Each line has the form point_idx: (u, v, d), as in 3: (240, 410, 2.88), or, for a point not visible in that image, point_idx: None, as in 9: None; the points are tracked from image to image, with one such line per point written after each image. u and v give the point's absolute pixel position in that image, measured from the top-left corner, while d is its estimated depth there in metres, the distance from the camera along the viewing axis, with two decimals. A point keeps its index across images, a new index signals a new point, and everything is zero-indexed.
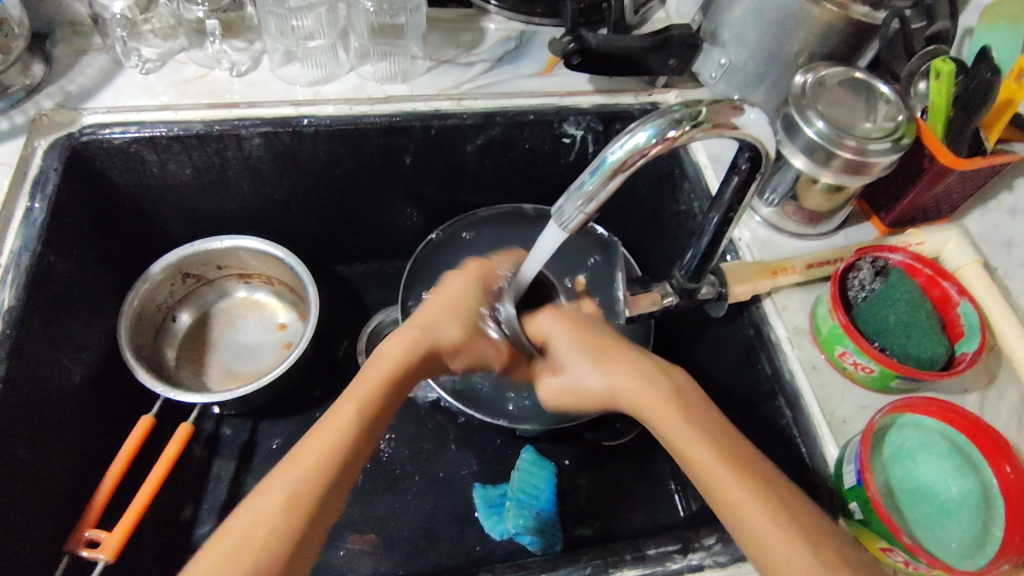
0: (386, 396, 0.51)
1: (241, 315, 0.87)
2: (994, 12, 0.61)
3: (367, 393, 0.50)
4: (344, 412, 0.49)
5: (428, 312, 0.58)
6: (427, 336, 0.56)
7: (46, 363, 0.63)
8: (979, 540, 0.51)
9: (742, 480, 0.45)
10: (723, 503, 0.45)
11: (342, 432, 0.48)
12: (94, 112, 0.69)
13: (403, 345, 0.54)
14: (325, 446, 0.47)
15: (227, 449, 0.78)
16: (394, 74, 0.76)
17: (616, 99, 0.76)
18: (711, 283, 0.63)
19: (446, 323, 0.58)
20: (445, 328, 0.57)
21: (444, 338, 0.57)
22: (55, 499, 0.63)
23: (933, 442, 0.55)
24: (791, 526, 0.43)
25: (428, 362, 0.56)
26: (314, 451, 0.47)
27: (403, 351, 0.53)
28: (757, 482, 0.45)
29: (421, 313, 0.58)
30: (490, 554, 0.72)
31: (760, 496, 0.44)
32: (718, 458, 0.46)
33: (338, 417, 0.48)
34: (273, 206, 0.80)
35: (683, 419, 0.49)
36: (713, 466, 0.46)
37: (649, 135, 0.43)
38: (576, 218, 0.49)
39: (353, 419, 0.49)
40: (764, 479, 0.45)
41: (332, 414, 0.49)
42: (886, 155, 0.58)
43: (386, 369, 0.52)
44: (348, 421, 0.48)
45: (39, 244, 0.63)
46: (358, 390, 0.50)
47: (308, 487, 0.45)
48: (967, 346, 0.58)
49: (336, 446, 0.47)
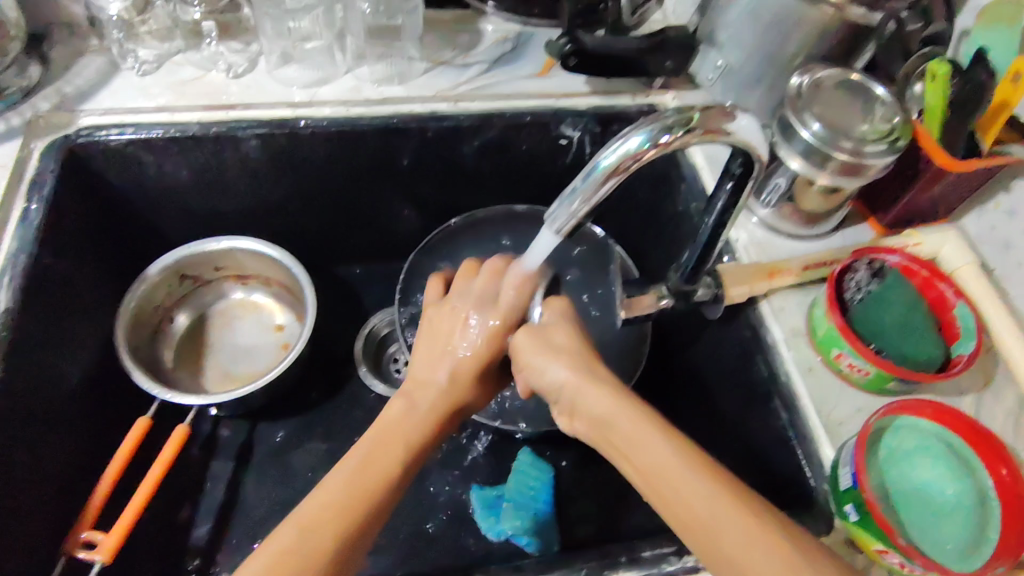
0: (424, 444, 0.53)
1: (238, 317, 0.87)
2: (990, 13, 0.61)
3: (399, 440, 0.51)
4: (388, 452, 0.50)
5: (445, 367, 0.58)
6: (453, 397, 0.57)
7: (43, 365, 0.63)
8: (974, 542, 0.51)
9: (723, 492, 0.43)
10: (702, 519, 0.42)
11: (386, 472, 0.49)
12: (91, 114, 0.69)
13: (435, 398, 0.56)
14: (370, 482, 0.47)
15: (224, 451, 0.78)
16: (391, 76, 0.76)
17: (612, 101, 0.76)
18: (708, 284, 0.62)
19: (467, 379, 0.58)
20: (465, 388, 0.58)
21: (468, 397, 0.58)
22: (51, 500, 0.63)
23: (929, 444, 0.55)
24: (811, 547, 0.40)
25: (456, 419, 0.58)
26: (357, 485, 0.47)
27: (436, 401, 0.56)
28: (745, 496, 0.43)
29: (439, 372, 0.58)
30: (487, 555, 0.72)
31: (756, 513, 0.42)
32: (700, 473, 0.44)
33: (383, 456, 0.49)
34: (270, 208, 0.80)
35: (700, 472, 0.44)
36: (741, 530, 0.41)
37: (642, 140, 0.44)
38: (569, 221, 0.49)
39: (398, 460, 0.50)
40: (752, 499, 0.43)
41: (373, 449, 0.50)
42: (883, 157, 0.58)
43: (425, 417, 0.54)
44: (392, 462, 0.49)
45: (36, 246, 0.63)
46: (395, 432, 0.52)
47: (352, 522, 0.45)
48: (963, 348, 0.58)
49: (380, 484, 0.48)
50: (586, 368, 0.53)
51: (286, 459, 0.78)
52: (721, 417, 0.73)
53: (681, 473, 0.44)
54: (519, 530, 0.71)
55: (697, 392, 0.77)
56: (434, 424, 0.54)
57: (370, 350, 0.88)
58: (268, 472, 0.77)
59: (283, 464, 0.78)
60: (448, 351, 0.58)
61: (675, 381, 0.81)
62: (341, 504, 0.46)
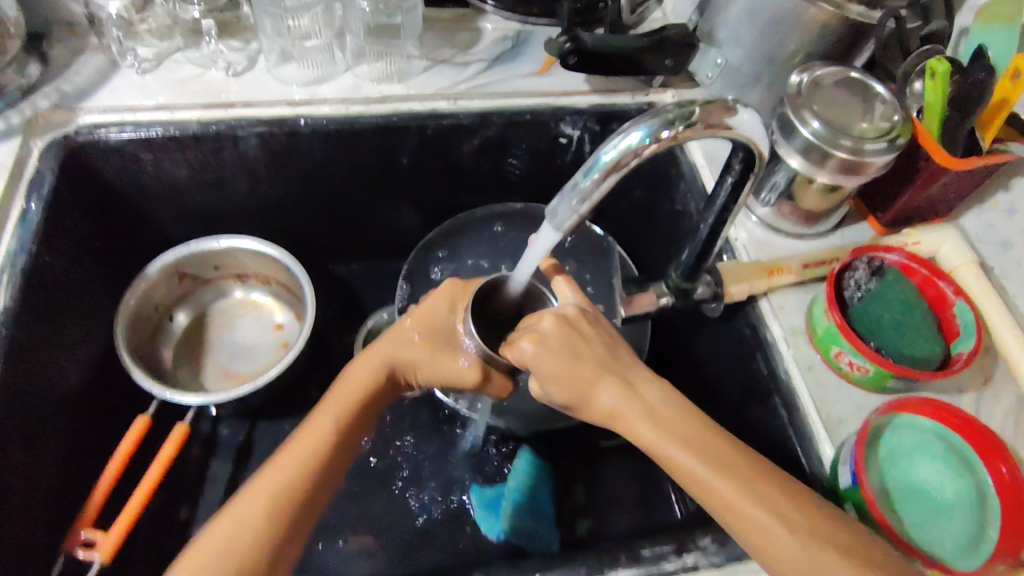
0: (357, 413, 0.55)
1: (237, 315, 0.87)
2: (989, 11, 0.61)
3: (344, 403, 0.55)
4: (319, 424, 0.53)
5: (399, 332, 0.60)
6: (392, 360, 0.58)
7: (42, 363, 0.63)
8: (973, 541, 0.51)
9: (740, 487, 0.45)
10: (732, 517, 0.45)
11: (318, 443, 0.52)
12: (90, 112, 0.69)
13: (374, 360, 0.58)
14: (303, 457, 0.51)
15: (223, 449, 0.78)
16: (391, 74, 0.76)
17: (612, 99, 0.76)
18: (708, 283, 0.63)
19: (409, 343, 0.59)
20: (405, 348, 0.59)
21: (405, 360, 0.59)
22: (51, 500, 0.63)
23: (928, 443, 0.55)
24: (784, 498, 0.45)
25: (392, 384, 0.60)
26: (289, 459, 0.50)
27: (374, 367, 0.58)
28: (723, 458, 0.46)
29: (389, 338, 0.59)
30: (487, 553, 0.72)
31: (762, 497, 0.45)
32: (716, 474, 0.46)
33: (315, 429, 0.53)
34: (270, 206, 0.80)
35: (676, 435, 0.48)
36: (718, 485, 0.45)
37: (643, 135, 0.43)
38: (571, 218, 0.49)
39: (329, 433, 0.53)
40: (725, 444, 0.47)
41: (310, 427, 0.53)
42: (882, 155, 0.58)
43: (358, 387, 0.56)
44: (324, 436, 0.52)
45: (35, 245, 0.63)
46: (327, 406, 0.55)
47: (282, 493, 0.49)
48: (962, 346, 0.58)
49: (310, 455, 0.51)
50: (594, 373, 0.52)
51: None
52: (721, 416, 0.72)
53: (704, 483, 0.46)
54: (521, 528, 0.72)
55: (697, 391, 0.77)
56: (366, 397, 0.56)
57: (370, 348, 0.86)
58: None
59: None
60: (406, 319, 0.60)
61: (675, 379, 0.81)
62: (277, 476, 0.49)
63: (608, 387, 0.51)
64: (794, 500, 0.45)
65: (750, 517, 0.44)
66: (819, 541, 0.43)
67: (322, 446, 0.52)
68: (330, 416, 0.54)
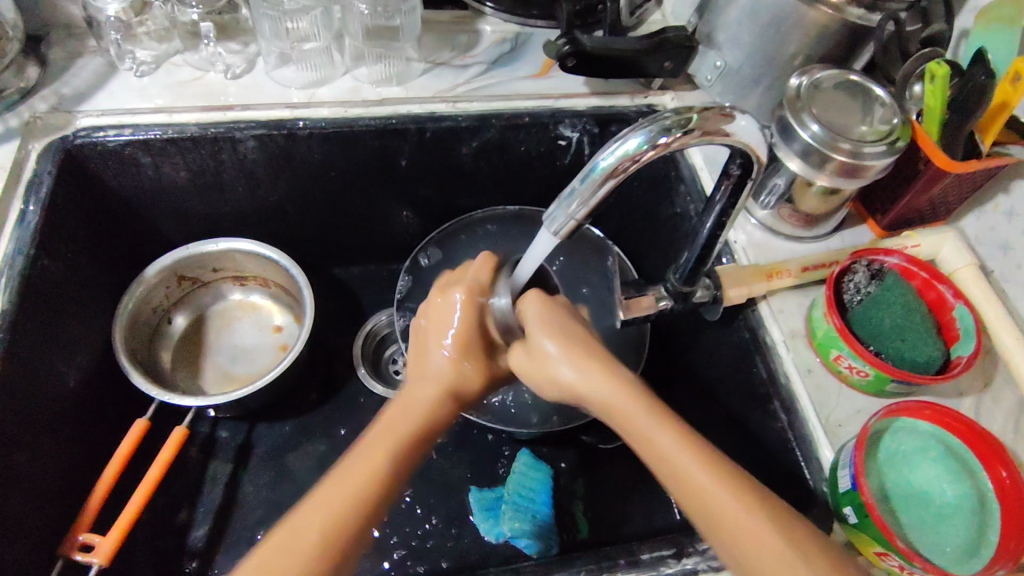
0: (413, 444, 0.49)
1: (237, 318, 0.87)
2: (990, 13, 0.61)
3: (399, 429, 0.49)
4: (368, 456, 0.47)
5: (438, 358, 0.55)
6: (448, 384, 0.54)
7: (39, 366, 0.63)
8: (972, 546, 0.51)
9: (725, 481, 0.42)
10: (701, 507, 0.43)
11: (365, 479, 0.45)
12: (88, 115, 0.69)
13: (426, 391, 0.53)
14: (347, 493, 0.44)
15: (222, 452, 0.78)
16: (389, 77, 0.76)
17: (611, 102, 0.76)
18: (706, 287, 0.63)
19: (460, 365, 0.55)
20: (459, 372, 0.55)
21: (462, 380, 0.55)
22: (49, 502, 0.63)
23: (928, 446, 0.55)
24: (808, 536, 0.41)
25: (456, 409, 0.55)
26: (333, 494, 0.44)
27: (428, 398, 0.52)
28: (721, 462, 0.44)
29: (435, 365, 0.55)
30: (486, 556, 0.72)
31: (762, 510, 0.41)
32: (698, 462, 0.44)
33: (364, 461, 0.46)
34: (269, 209, 0.80)
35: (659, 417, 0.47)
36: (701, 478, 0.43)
37: (640, 141, 0.43)
38: (568, 223, 0.48)
39: (381, 467, 0.46)
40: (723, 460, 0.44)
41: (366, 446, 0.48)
42: (881, 158, 0.58)
43: (411, 418, 0.50)
44: (381, 454, 0.47)
45: (33, 247, 0.62)
46: (376, 436, 0.48)
47: (321, 533, 0.43)
48: (962, 349, 0.58)
49: (356, 492, 0.44)
50: (572, 345, 0.52)
51: (284, 460, 0.78)
52: (720, 418, 0.72)
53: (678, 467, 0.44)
54: (518, 532, 0.71)
55: (696, 394, 0.77)
56: (423, 425, 0.50)
57: (369, 349, 0.88)
58: (266, 474, 0.77)
59: (281, 465, 0.78)
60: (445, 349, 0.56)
61: (674, 382, 0.81)
62: (318, 513, 0.43)
63: (580, 359, 0.51)
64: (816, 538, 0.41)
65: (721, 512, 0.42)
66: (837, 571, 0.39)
67: (371, 481, 0.45)
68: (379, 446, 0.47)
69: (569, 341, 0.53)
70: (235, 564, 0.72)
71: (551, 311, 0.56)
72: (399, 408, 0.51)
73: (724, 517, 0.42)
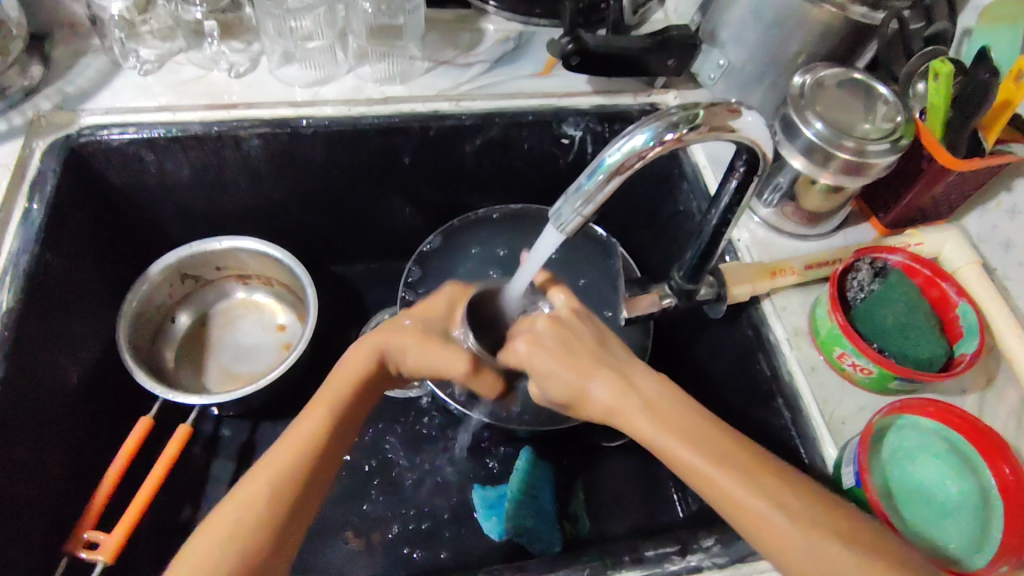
0: (336, 433, 0.51)
1: (239, 316, 0.87)
2: (993, 12, 0.61)
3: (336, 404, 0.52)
4: (282, 457, 0.48)
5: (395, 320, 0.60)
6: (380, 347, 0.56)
7: (44, 364, 0.63)
8: (977, 542, 0.51)
9: (749, 482, 0.43)
10: (722, 500, 0.44)
11: (283, 475, 0.47)
12: (92, 114, 0.69)
13: (359, 352, 0.55)
14: (290, 460, 0.48)
15: (226, 450, 0.78)
16: (393, 75, 0.76)
17: (614, 100, 0.76)
18: (710, 284, 0.63)
19: (404, 331, 0.58)
20: (398, 335, 0.57)
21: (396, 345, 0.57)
22: (54, 500, 0.63)
23: (931, 443, 0.55)
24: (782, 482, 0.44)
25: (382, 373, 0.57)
26: (276, 464, 0.47)
27: (361, 354, 0.55)
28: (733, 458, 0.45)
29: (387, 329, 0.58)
30: (489, 554, 0.72)
31: (763, 490, 0.43)
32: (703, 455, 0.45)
33: (273, 467, 0.47)
34: (272, 207, 0.80)
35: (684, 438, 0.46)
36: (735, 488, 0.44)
37: (646, 138, 0.44)
38: (574, 220, 0.49)
39: (293, 469, 0.47)
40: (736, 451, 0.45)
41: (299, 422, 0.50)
42: (885, 156, 0.58)
43: (324, 414, 0.51)
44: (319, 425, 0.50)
45: (38, 245, 0.63)
46: (289, 439, 0.49)
47: (246, 533, 0.44)
48: (965, 347, 0.58)
49: (276, 492, 0.46)
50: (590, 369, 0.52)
51: None
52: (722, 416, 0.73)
53: (699, 465, 0.45)
54: (523, 529, 0.71)
55: (699, 392, 0.77)
56: (339, 413, 0.52)
57: None
58: None
59: None
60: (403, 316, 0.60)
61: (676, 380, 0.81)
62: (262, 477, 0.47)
63: (598, 382, 0.51)
64: (798, 498, 0.43)
65: (738, 498, 0.43)
66: (818, 534, 0.42)
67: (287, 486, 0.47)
68: (290, 447, 0.48)
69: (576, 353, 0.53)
70: None
71: (560, 335, 0.54)
72: (322, 398, 0.53)
73: (743, 506, 0.43)
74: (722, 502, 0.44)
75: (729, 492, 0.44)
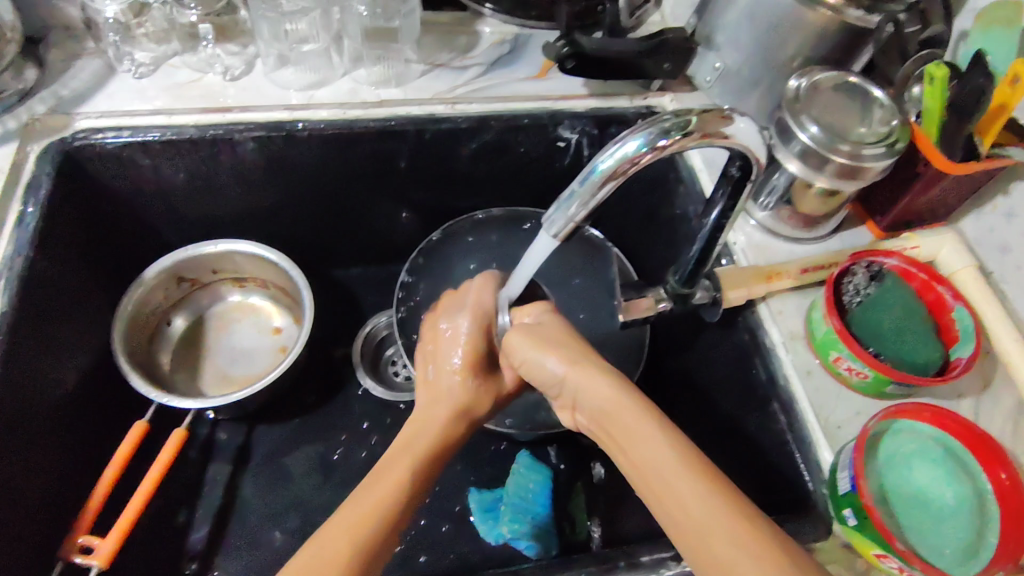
0: (421, 480, 0.50)
1: (236, 319, 0.87)
2: (989, 15, 0.61)
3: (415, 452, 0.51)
4: (364, 502, 0.46)
5: (453, 385, 0.58)
6: (464, 416, 0.57)
7: (38, 370, 0.63)
8: (972, 548, 0.50)
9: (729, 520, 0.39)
10: (663, 487, 0.42)
11: (365, 518, 0.45)
12: (87, 117, 0.69)
13: (438, 421, 0.55)
14: (371, 506, 0.46)
15: (221, 453, 0.78)
16: (388, 78, 0.76)
17: (610, 103, 0.76)
18: (706, 288, 0.63)
19: (478, 392, 0.59)
20: (477, 400, 0.58)
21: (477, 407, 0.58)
22: (48, 506, 0.63)
23: (927, 448, 0.55)
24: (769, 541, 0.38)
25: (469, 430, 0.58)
26: (356, 511, 0.45)
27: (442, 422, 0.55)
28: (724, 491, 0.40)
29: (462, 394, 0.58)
30: (485, 558, 0.72)
31: (721, 488, 0.41)
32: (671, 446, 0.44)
33: (355, 509, 0.46)
34: (267, 211, 0.80)
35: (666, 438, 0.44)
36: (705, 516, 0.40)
37: (639, 144, 0.43)
38: (567, 225, 0.48)
39: (373, 520, 0.45)
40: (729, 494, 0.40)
41: (381, 470, 0.49)
42: (880, 160, 0.58)
43: (405, 467, 0.49)
44: (402, 472, 0.49)
45: (32, 251, 0.62)
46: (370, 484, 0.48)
47: None
48: (961, 351, 0.58)
49: (356, 544, 0.43)
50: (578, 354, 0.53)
51: (283, 462, 0.78)
52: (718, 420, 0.72)
53: (663, 460, 0.43)
54: (518, 533, 0.70)
55: (695, 395, 0.77)
56: (417, 460, 0.50)
57: (369, 350, 0.88)
58: (265, 475, 0.77)
59: (280, 467, 0.78)
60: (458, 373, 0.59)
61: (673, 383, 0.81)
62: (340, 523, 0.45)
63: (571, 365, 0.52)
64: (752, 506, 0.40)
65: (681, 488, 0.41)
66: None
67: (370, 525, 0.45)
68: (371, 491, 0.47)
69: (575, 347, 0.54)
70: (234, 566, 0.71)
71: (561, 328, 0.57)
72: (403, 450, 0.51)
73: (698, 513, 0.40)
74: (665, 490, 0.42)
75: (674, 481, 0.42)
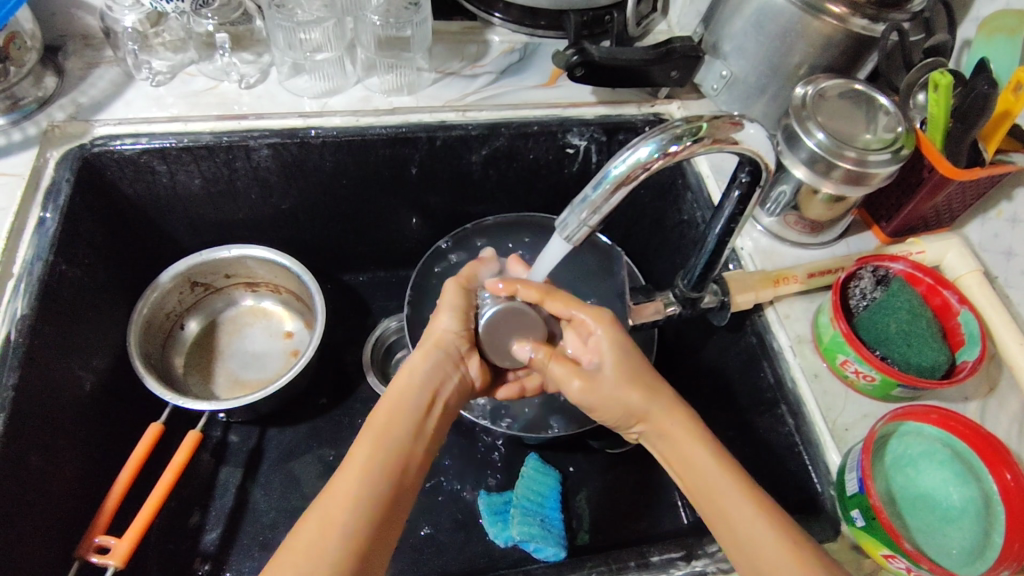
0: (393, 441, 0.52)
1: (247, 323, 0.88)
2: (990, 24, 0.62)
3: (381, 425, 0.52)
4: (347, 477, 0.49)
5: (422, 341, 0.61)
6: (417, 380, 0.56)
7: (58, 370, 0.64)
8: (981, 549, 0.51)
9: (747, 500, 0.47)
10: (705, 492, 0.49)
11: (346, 514, 0.47)
12: (106, 124, 0.70)
13: (402, 389, 0.56)
14: (358, 484, 0.48)
15: (233, 456, 0.79)
16: (400, 86, 0.77)
17: (618, 110, 0.77)
18: (714, 292, 0.64)
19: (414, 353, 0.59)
20: (416, 356, 0.58)
21: (418, 367, 0.58)
22: (66, 505, 0.64)
23: (934, 450, 0.55)
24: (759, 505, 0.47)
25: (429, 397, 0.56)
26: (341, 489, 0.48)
27: (401, 388, 0.56)
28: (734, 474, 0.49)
29: (427, 368, 0.58)
30: (494, 560, 0.73)
31: (798, 552, 0.45)
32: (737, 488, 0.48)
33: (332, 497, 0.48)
34: (281, 217, 0.82)
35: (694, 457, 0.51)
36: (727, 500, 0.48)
37: (651, 150, 0.45)
38: (581, 230, 0.49)
39: (358, 495, 0.48)
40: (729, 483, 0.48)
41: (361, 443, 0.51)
42: (885, 166, 0.59)
43: (373, 443, 0.51)
44: (382, 441, 0.51)
45: (51, 254, 0.63)
46: (367, 460, 0.50)
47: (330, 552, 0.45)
48: (966, 355, 0.58)
49: (349, 518, 0.47)
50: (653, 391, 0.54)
51: (293, 464, 0.79)
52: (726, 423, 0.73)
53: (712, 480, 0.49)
54: (527, 536, 0.70)
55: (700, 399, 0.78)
56: (385, 432, 0.52)
57: (378, 356, 0.88)
58: (276, 478, 0.78)
59: (290, 470, 0.79)
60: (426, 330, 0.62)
61: (678, 388, 0.82)
62: (333, 503, 0.47)
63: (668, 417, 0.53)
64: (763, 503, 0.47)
65: (751, 535, 0.46)
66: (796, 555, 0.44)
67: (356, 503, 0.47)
68: (358, 477, 0.49)
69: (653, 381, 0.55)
70: (247, 567, 0.72)
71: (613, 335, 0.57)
72: (386, 415, 0.53)
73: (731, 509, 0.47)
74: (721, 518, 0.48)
75: (748, 528, 0.46)
